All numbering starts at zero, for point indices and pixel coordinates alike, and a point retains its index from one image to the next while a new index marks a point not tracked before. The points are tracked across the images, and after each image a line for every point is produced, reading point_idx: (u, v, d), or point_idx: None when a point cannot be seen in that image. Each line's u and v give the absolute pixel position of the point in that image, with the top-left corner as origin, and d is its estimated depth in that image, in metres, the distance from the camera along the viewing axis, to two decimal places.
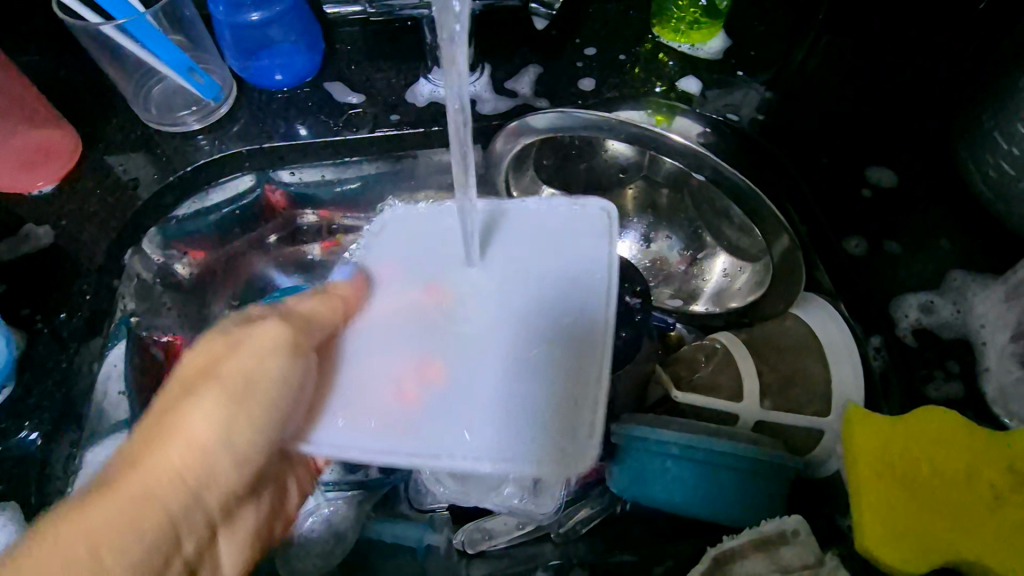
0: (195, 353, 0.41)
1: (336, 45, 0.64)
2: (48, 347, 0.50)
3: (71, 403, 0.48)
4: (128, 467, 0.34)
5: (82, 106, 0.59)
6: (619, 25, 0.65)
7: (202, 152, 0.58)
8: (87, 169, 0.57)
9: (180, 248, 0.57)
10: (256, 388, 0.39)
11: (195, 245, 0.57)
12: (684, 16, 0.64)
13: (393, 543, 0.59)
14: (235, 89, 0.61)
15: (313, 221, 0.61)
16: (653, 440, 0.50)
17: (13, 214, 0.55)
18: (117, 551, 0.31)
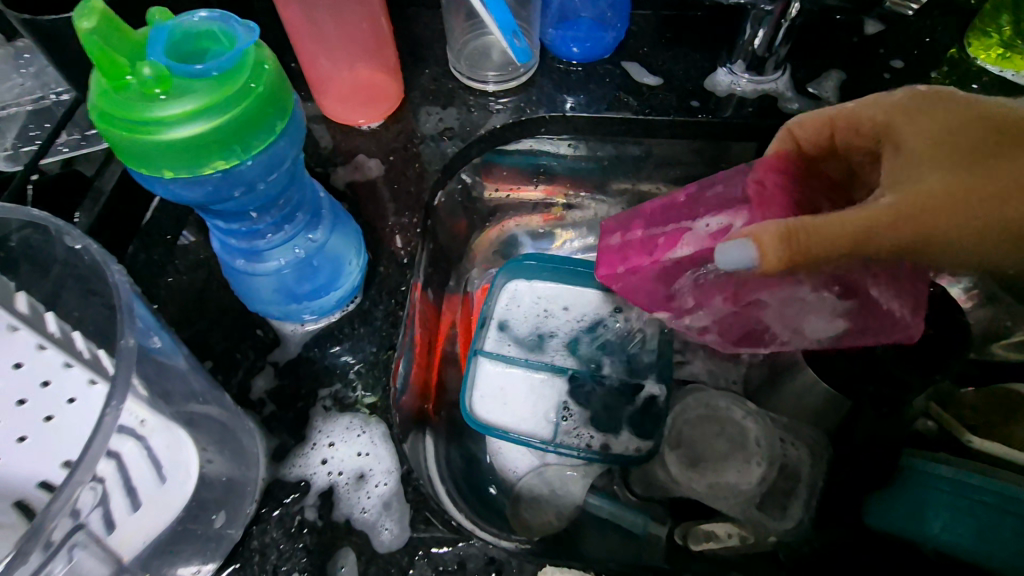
0: None
1: (632, 28, 0.65)
2: (389, 269, 0.49)
3: (384, 353, 0.45)
4: None
5: (405, 58, 0.63)
6: (927, 43, 0.62)
7: (498, 113, 0.61)
8: (406, 112, 0.60)
9: (485, 176, 0.66)
10: None
11: (494, 176, 0.66)
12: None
13: (612, 521, 0.58)
14: (538, 57, 0.63)
15: (585, 199, 0.69)
16: (937, 472, 0.48)
17: (349, 147, 0.58)
18: None
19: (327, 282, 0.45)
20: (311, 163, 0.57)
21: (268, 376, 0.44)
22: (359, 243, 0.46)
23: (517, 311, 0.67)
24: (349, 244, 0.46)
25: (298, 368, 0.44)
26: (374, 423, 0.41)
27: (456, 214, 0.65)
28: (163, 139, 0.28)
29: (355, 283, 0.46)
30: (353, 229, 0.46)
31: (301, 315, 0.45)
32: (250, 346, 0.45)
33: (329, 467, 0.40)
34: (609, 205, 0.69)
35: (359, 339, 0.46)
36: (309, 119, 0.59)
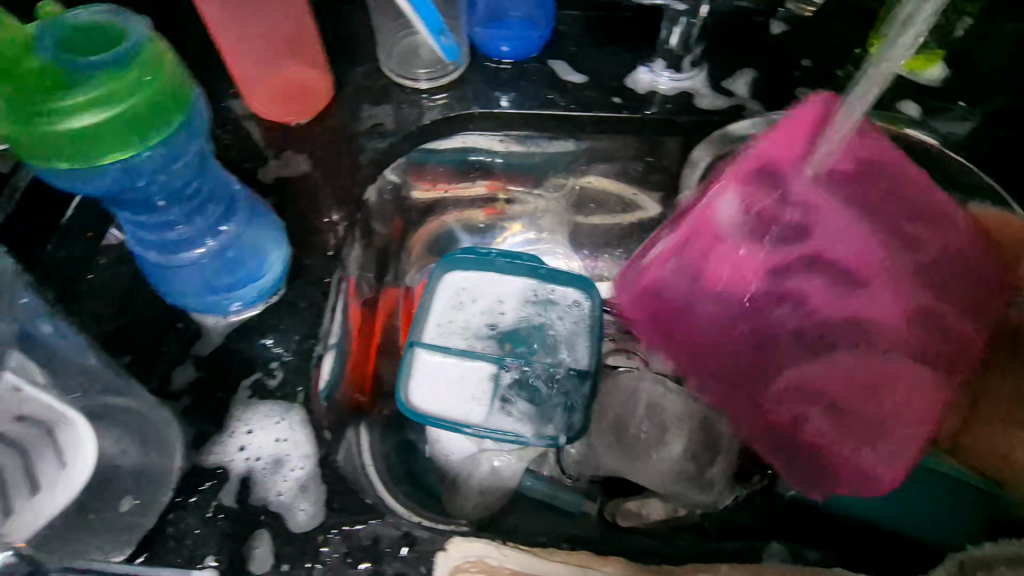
0: None
1: (561, 28, 0.67)
2: (314, 262, 0.50)
3: (308, 343, 0.46)
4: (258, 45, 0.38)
5: (335, 55, 0.64)
6: (835, 42, 0.66)
7: (430, 110, 0.63)
8: (336, 109, 0.61)
9: (415, 175, 0.65)
10: None
11: (426, 175, 0.67)
12: (920, 28, 0.63)
13: (544, 501, 0.61)
14: (468, 56, 0.65)
15: (519, 194, 0.71)
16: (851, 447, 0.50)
17: (278, 143, 0.58)
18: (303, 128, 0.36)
19: (248, 274, 0.46)
20: (238, 158, 0.57)
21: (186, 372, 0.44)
22: (281, 235, 0.48)
23: (453, 303, 0.67)
24: (270, 235, 0.47)
25: (223, 357, 0.45)
26: (293, 409, 0.42)
27: (394, 213, 0.66)
28: (51, 129, 0.29)
29: (279, 273, 0.47)
30: (273, 222, 0.48)
31: (227, 307, 0.46)
32: (173, 338, 0.45)
33: (246, 454, 0.41)
34: (545, 200, 0.71)
35: (281, 328, 0.46)
36: (239, 116, 0.59)
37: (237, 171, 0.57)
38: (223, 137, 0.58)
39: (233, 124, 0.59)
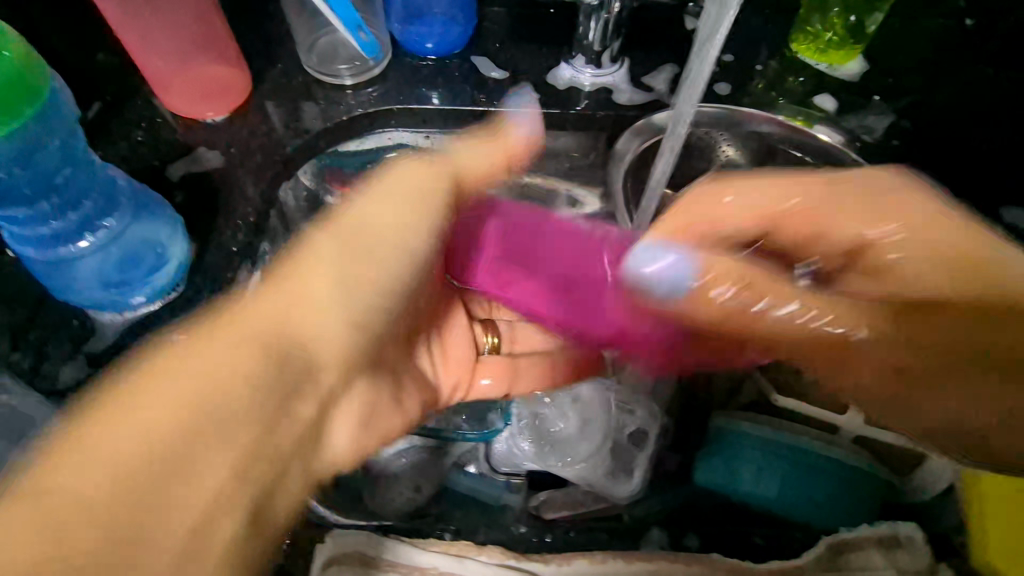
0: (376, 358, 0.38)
1: (485, 23, 0.67)
2: (215, 258, 0.53)
3: None
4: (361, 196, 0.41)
5: (254, 52, 0.64)
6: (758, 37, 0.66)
7: (349, 107, 0.62)
8: (252, 107, 0.61)
9: (328, 180, 0.60)
10: (377, 245, 0.39)
11: (337, 178, 0.61)
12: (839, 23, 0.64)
13: (468, 495, 0.57)
14: (390, 52, 0.65)
15: None
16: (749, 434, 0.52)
17: (191, 141, 0.59)
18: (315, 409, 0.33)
19: (150, 268, 0.49)
20: (150, 156, 0.58)
21: (346, 422, 0.36)
22: (175, 228, 0.51)
23: None
24: (167, 230, 0.50)
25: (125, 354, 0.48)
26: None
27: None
28: None
29: (180, 265, 0.50)
30: (170, 216, 0.50)
31: (134, 299, 0.48)
32: (65, 335, 0.48)
33: None
34: None
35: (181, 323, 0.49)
36: (156, 114, 0.61)
37: (149, 168, 0.58)
38: (137, 136, 0.60)
39: (149, 123, 0.60)
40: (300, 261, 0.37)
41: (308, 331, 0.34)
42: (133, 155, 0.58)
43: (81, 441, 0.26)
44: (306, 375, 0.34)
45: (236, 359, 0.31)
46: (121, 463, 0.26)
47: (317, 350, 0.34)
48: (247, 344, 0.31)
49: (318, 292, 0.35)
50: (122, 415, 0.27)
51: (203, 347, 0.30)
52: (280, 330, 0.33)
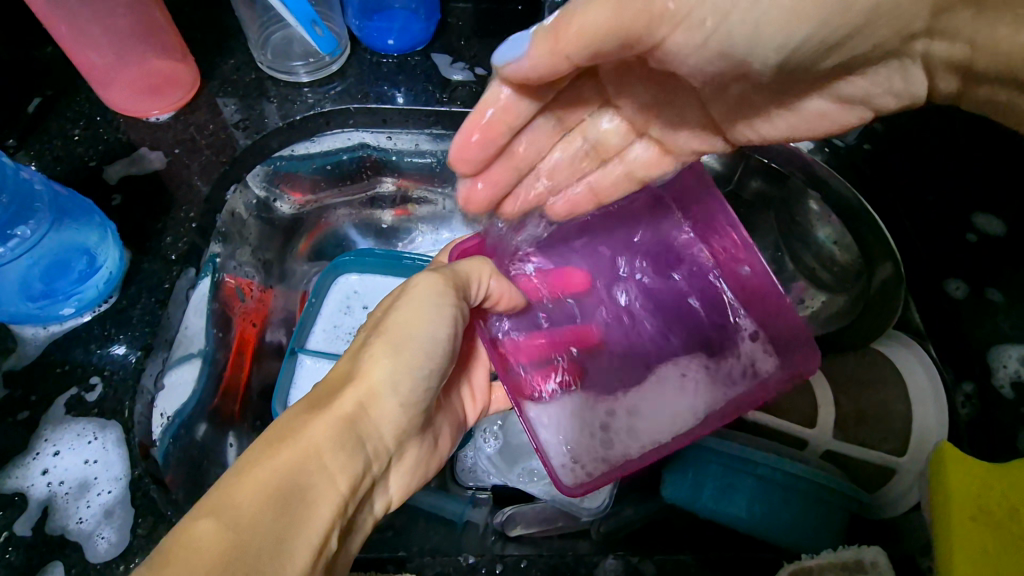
0: (392, 427, 0.33)
1: (449, 19, 0.64)
2: (154, 267, 0.51)
3: (151, 358, 0.46)
4: (346, 379, 0.33)
5: (203, 46, 0.61)
6: None
7: (306, 105, 0.60)
8: (200, 104, 0.58)
9: (282, 188, 0.57)
10: (414, 335, 0.34)
11: (295, 186, 0.58)
12: None
13: (431, 513, 0.52)
14: (349, 47, 0.62)
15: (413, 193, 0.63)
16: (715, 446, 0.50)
17: (131, 139, 0.56)
18: (339, 474, 0.30)
19: (80, 276, 0.48)
20: (87, 156, 0.55)
21: (403, 474, 0.36)
22: (104, 232, 0.49)
23: (332, 305, 0.57)
24: (95, 235, 0.49)
25: (54, 371, 0.47)
26: (108, 429, 0.44)
27: (268, 229, 0.57)
28: None
29: (112, 273, 0.49)
30: (100, 222, 0.49)
31: (60, 311, 0.48)
32: None
33: (48, 478, 0.43)
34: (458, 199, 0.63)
35: (117, 337, 0.48)
36: (94, 109, 0.57)
37: (85, 169, 0.55)
38: (73, 133, 0.56)
39: (86, 119, 0.57)
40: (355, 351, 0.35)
41: (372, 416, 0.33)
42: (69, 154, 0.55)
43: (192, 534, 0.25)
44: (326, 455, 0.30)
45: (321, 443, 0.30)
46: (215, 552, 0.24)
47: (379, 432, 0.33)
48: (326, 427, 0.30)
49: (377, 381, 0.33)
50: (222, 509, 0.26)
51: (299, 424, 0.30)
52: (354, 418, 0.32)
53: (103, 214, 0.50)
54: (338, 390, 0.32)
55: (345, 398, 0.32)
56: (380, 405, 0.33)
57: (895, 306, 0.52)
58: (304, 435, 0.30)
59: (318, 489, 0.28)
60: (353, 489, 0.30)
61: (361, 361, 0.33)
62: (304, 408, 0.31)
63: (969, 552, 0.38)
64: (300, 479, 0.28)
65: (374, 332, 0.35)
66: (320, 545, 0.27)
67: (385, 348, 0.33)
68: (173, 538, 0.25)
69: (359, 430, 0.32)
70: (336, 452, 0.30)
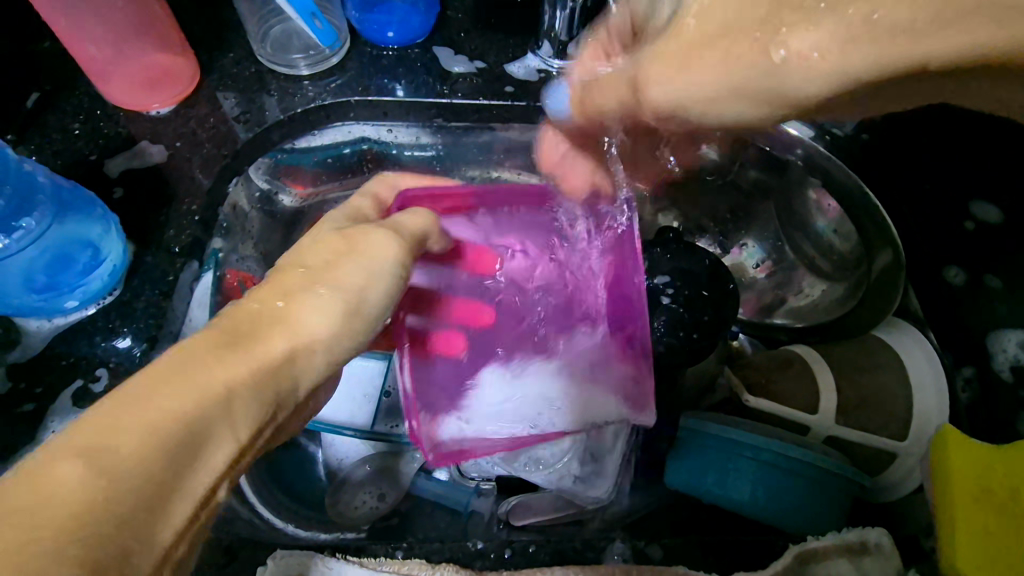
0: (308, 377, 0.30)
1: (449, 12, 0.64)
2: (156, 260, 0.51)
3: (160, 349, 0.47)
4: (277, 319, 0.30)
5: (202, 39, 0.60)
6: None
7: (305, 99, 0.59)
8: (200, 97, 0.58)
9: (283, 181, 0.59)
10: (368, 288, 0.32)
11: (296, 179, 0.59)
12: None
13: (436, 501, 0.54)
14: (349, 40, 0.62)
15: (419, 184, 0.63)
16: (717, 433, 0.49)
17: (131, 132, 0.56)
18: (239, 423, 0.26)
19: (83, 268, 0.48)
20: (87, 149, 0.55)
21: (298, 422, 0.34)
22: (105, 224, 0.49)
23: None
24: (96, 228, 0.49)
25: (59, 364, 0.47)
26: None
27: (270, 222, 0.58)
28: None
29: (114, 266, 0.49)
30: (101, 215, 0.49)
31: (63, 304, 0.48)
32: None
33: None
34: None
35: (120, 329, 0.48)
36: (93, 103, 0.57)
37: (84, 163, 0.55)
38: (72, 128, 0.56)
39: (85, 113, 0.56)
40: (297, 288, 0.31)
41: (299, 367, 0.29)
42: (68, 148, 0.55)
43: (50, 465, 0.21)
44: (238, 400, 0.26)
45: (232, 383, 0.26)
46: (64, 492, 0.21)
47: (299, 387, 0.29)
48: (242, 370, 0.27)
49: (310, 325, 0.30)
50: (93, 444, 0.22)
51: (207, 360, 0.27)
52: (278, 366, 0.28)
53: (104, 206, 0.49)
54: (262, 327, 0.29)
55: (265, 338, 0.29)
56: (311, 353, 0.30)
57: (894, 290, 0.52)
58: (210, 371, 0.26)
59: (212, 433, 0.25)
60: (254, 442, 0.27)
61: (294, 298, 0.31)
62: (223, 343, 0.28)
63: (973, 531, 0.38)
64: (190, 416, 0.25)
65: (324, 270, 0.32)
66: (202, 498, 0.24)
67: (335, 295, 0.31)
68: (24, 466, 0.22)
69: (276, 378, 0.28)
70: (253, 398, 0.27)
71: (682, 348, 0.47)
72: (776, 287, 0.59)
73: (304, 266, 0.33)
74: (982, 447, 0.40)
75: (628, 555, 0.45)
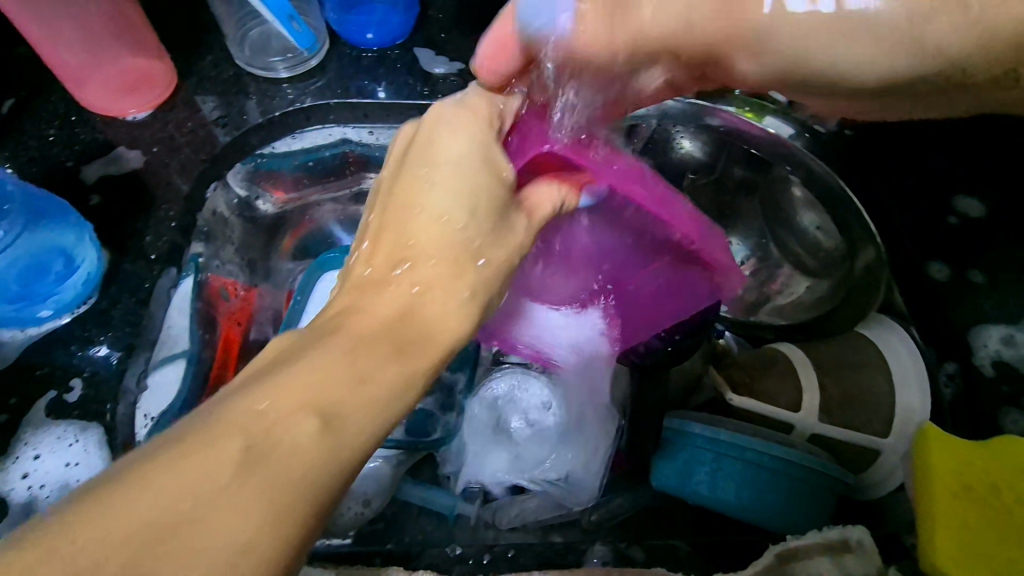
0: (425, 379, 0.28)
1: (430, 11, 0.64)
2: (135, 267, 0.51)
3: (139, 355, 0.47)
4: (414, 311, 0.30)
5: (179, 43, 0.60)
6: None
7: (285, 101, 0.59)
8: (178, 101, 0.57)
9: (262, 185, 0.57)
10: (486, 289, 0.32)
11: (275, 184, 0.58)
12: None
13: (424, 507, 0.53)
14: (328, 42, 0.62)
15: None
16: (703, 434, 0.49)
17: (108, 138, 0.55)
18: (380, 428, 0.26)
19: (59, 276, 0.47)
20: (63, 156, 0.54)
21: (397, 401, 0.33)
22: (81, 232, 0.49)
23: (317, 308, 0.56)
24: (72, 236, 0.48)
25: (36, 374, 0.47)
26: (90, 430, 0.45)
27: (251, 228, 0.57)
28: None
29: (91, 274, 0.49)
30: (77, 222, 0.49)
31: (39, 313, 0.47)
32: None
33: (31, 480, 0.43)
34: None
35: (98, 337, 0.48)
36: (68, 109, 0.56)
37: (60, 169, 0.54)
38: (48, 134, 0.55)
39: (61, 119, 0.56)
40: (463, 264, 0.32)
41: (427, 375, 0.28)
42: (44, 155, 0.54)
43: (288, 425, 0.23)
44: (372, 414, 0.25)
45: (379, 391, 0.26)
46: (279, 450, 0.22)
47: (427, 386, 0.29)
48: (390, 375, 0.27)
49: (445, 318, 0.31)
50: (322, 405, 0.24)
51: (355, 362, 0.26)
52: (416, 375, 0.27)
53: (80, 214, 0.49)
54: (398, 333, 0.29)
55: (405, 345, 0.28)
56: (439, 354, 0.29)
57: (875, 289, 0.53)
58: (357, 376, 0.26)
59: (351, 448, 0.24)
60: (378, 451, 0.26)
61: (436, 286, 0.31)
62: (392, 355, 0.27)
63: (952, 529, 0.38)
64: (344, 416, 0.24)
65: (461, 265, 0.32)
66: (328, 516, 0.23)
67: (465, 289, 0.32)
68: (223, 430, 0.23)
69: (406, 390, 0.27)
70: (398, 405, 0.26)
71: (667, 353, 0.49)
72: (758, 283, 0.58)
73: (465, 228, 0.32)
74: (959, 442, 0.40)
75: (608, 557, 0.45)
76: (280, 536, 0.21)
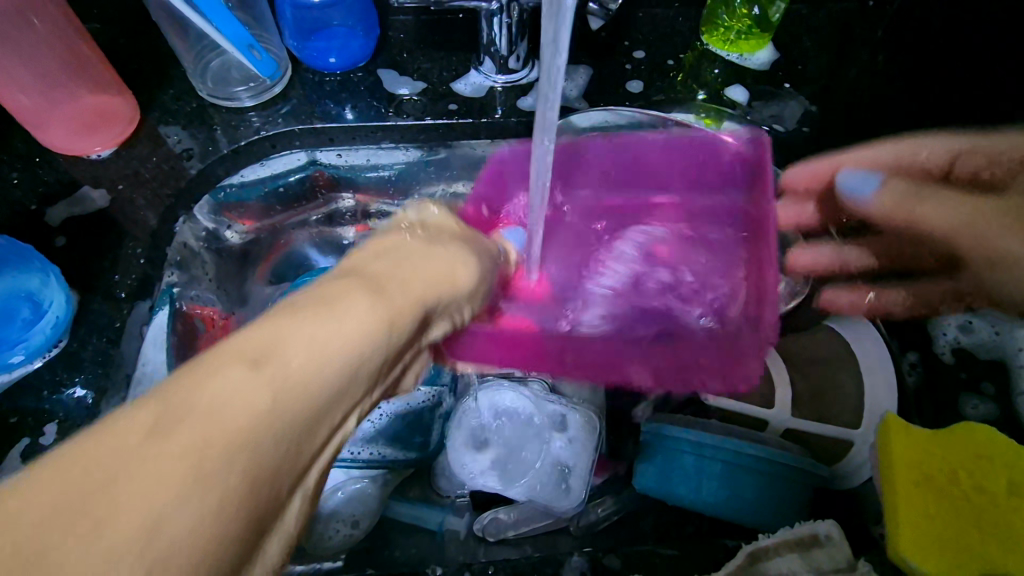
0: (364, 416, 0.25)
1: (390, 33, 0.64)
2: (104, 306, 0.51)
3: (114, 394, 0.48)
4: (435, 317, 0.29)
5: (140, 77, 0.60)
6: (680, 21, 0.63)
7: (250, 130, 0.59)
8: (141, 137, 0.58)
9: (229, 217, 0.57)
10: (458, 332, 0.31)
11: (241, 214, 0.58)
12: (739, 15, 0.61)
13: (411, 525, 0.53)
14: (290, 68, 0.62)
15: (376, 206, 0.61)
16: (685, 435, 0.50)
17: (73, 177, 0.56)
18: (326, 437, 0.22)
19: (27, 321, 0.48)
20: (27, 198, 0.54)
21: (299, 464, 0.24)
22: (46, 276, 0.49)
23: None
24: (36, 279, 0.48)
25: (8, 421, 0.47)
26: None
27: (221, 261, 0.57)
28: None
29: (58, 317, 0.49)
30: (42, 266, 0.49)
31: (10, 359, 0.47)
32: None
33: None
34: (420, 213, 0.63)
35: (72, 379, 0.48)
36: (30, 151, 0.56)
37: (24, 213, 0.54)
38: (10, 177, 0.55)
39: (23, 161, 0.56)
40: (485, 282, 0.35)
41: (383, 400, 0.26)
42: (7, 198, 0.54)
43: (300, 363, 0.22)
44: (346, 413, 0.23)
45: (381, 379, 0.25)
46: (239, 430, 0.20)
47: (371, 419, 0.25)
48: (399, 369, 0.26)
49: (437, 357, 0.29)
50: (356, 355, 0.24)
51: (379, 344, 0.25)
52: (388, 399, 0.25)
53: (44, 257, 0.49)
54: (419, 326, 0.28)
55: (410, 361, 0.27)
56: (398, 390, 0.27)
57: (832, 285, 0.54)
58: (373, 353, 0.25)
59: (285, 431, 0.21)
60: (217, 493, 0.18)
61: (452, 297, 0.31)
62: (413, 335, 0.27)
63: (915, 517, 0.39)
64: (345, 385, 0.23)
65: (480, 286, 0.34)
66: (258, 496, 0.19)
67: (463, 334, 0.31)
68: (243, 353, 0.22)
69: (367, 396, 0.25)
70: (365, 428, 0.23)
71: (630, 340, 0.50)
72: None
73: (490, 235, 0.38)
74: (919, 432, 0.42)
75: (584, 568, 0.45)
76: (247, 475, 0.19)
